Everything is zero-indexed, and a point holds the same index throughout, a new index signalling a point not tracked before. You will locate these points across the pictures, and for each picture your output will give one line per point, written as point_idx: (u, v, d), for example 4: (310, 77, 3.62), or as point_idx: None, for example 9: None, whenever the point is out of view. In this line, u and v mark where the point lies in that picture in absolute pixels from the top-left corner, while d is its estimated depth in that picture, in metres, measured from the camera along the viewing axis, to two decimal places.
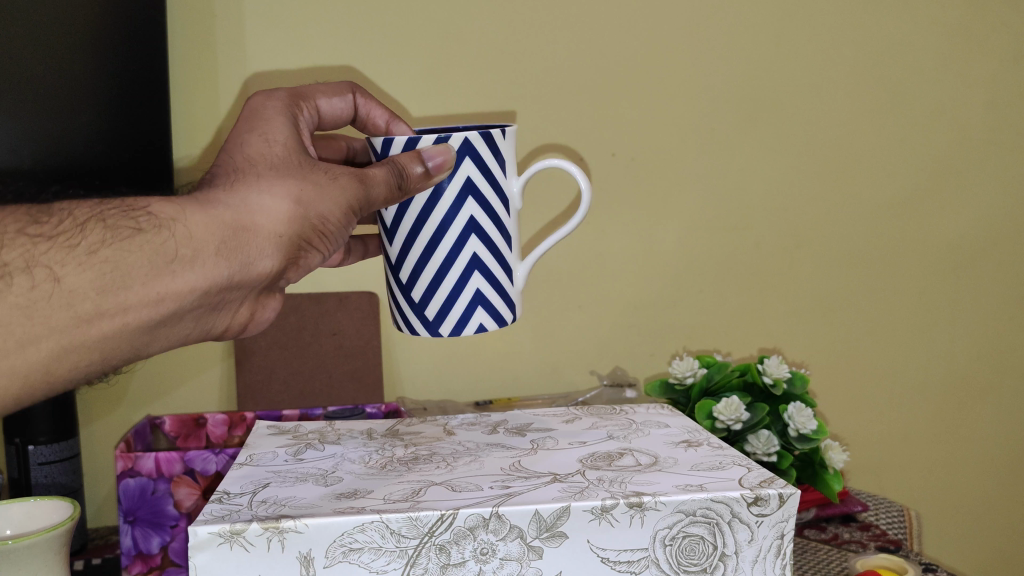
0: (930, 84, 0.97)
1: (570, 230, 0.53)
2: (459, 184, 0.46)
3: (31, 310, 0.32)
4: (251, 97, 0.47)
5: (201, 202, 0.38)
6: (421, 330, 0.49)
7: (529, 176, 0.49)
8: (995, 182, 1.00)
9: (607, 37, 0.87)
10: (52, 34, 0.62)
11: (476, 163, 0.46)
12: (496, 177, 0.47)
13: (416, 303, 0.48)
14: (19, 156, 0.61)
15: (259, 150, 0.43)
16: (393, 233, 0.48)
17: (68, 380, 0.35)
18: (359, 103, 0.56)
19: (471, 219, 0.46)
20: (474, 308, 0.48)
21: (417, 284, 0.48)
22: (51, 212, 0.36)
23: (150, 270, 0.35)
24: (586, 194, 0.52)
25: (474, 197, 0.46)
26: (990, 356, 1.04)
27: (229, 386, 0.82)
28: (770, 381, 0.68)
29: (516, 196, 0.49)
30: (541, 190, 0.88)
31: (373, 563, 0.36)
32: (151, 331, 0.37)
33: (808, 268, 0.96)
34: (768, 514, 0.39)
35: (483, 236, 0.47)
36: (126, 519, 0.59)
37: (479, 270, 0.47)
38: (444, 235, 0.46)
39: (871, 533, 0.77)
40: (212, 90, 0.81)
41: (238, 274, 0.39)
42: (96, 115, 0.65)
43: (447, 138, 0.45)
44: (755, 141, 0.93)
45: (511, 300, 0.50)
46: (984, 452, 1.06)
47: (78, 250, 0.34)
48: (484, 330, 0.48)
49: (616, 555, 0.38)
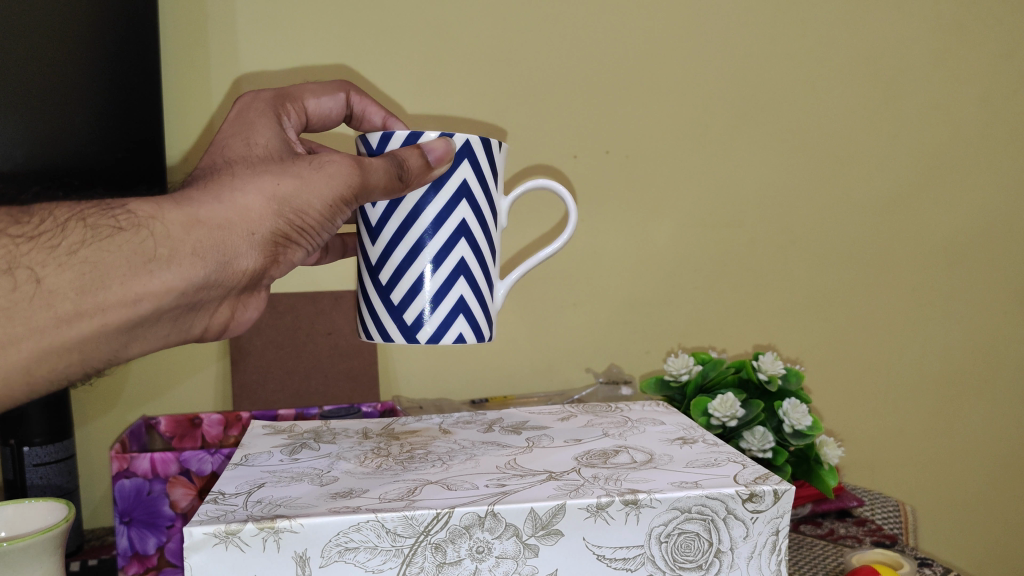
0: (922, 81, 0.97)
1: (557, 249, 0.54)
2: (454, 186, 0.46)
3: (12, 311, 0.33)
4: (235, 101, 0.47)
5: (179, 200, 0.38)
6: (396, 336, 0.48)
7: (519, 194, 0.51)
8: (988, 178, 1.01)
9: (602, 34, 0.87)
10: (44, 33, 0.60)
11: (472, 166, 0.47)
12: (488, 184, 0.48)
13: (394, 305, 0.48)
14: (9, 155, 0.60)
15: (240, 152, 0.43)
16: (378, 232, 0.47)
17: (51, 379, 0.35)
18: (353, 99, 0.57)
19: (462, 223, 0.47)
20: (456, 316, 0.48)
21: (398, 286, 0.47)
22: (32, 213, 0.37)
23: (127, 270, 0.35)
24: (572, 212, 0.52)
25: (467, 200, 0.47)
26: (984, 350, 1.04)
27: (224, 386, 0.82)
28: (766, 377, 0.69)
29: (502, 212, 0.51)
30: (541, 198, 0.88)
31: (369, 562, 0.36)
32: (130, 332, 0.37)
33: (802, 264, 0.97)
34: (762, 510, 0.39)
35: (472, 241, 0.48)
36: (122, 520, 0.59)
37: (464, 277, 0.48)
38: (434, 236, 0.46)
39: (867, 528, 0.77)
40: (203, 87, 0.80)
41: (216, 273, 0.39)
42: (89, 115, 0.63)
43: (450, 136, 0.45)
44: (749, 138, 0.93)
45: (489, 316, 0.51)
46: (978, 448, 1.06)
47: (58, 250, 0.34)
48: (463, 340, 0.48)
49: (612, 552, 0.38)
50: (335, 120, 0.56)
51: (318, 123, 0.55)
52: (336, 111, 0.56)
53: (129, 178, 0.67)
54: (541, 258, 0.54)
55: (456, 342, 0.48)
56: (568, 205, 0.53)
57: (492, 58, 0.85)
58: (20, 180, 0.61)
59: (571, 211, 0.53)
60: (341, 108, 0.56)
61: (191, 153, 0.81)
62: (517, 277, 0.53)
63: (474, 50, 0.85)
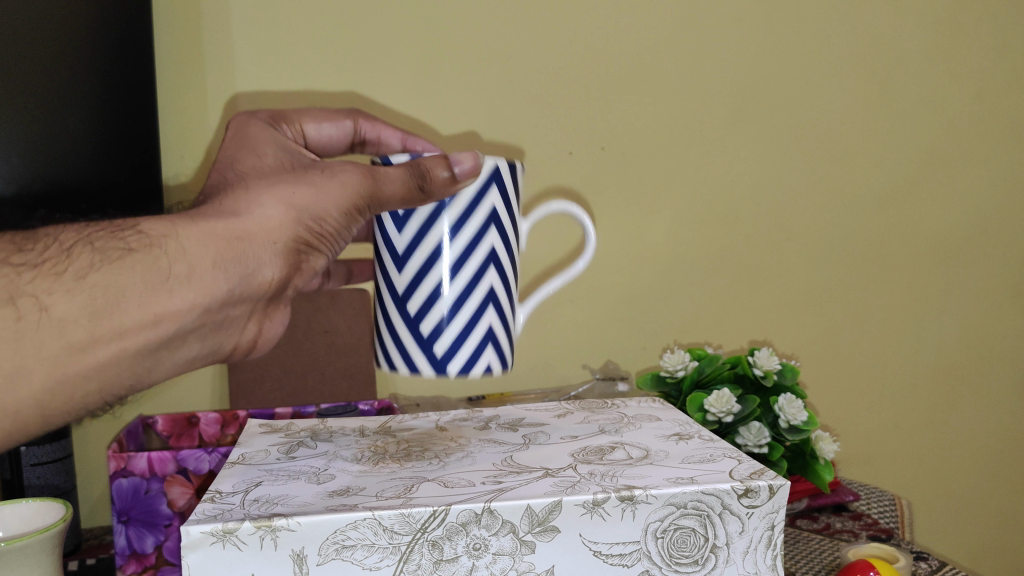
0: (919, 76, 0.98)
1: (575, 276, 0.49)
2: (484, 212, 0.41)
3: (20, 342, 0.29)
4: (232, 116, 0.41)
5: (192, 215, 0.34)
6: (424, 372, 0.42)
7: (541, 215, 0.46)
8: (986, 172, 1.01)
9: (599, 31, 0.88)
10: (44, 36, 0.61)
11: (501, 191, 0.41)
12: (516, 210, 0.43)
13: (423, 338, 0.42)
14: (5, 159, 0.60)
15: (250, 164, 0.38)
16: (403, 260, 0.41)
17: (67, 411, 0.31)
18: (367, 127, 0.48)
19: (492, 249, 0.41)
20: (485, 346, 0.42)
21: (429, 318, 0.41)
22: (35, 238, 0.33)
23: (143, 290, 0.31)
24: (593, 243, 0.47)
25: (496, 226, 0.41)
26: (980, 344, 1.05)
27: (222, 384, 0.82)
28: (761, 373, 0.69)
29: (524, 235, 0.45)
30: (542, 199, 0.88)
31: (366, 560, 0.36)
32: (153, 356, 0.33)
33: (798, 259, 0.97)
34: (757, 506, 0.40)
35: (501, 268, 0.42)
36: (120, 519, 0.59)
37: (493, 305, 0.42)
38: (464, 265, 0.41)
39: (862, 522, 0.78)
40: (199, 87, 0.80)
41: (240, 287, 0.35)
42: (86, 116, 0.64)
43: (479, 157, 0.40)
44: (745, 135, 0.93)
45: (514, 342, 0.45)
46: (975, 441, 1.07)
47: (64, 276, 0.30)
48: (493, 372, 0.43)
49: (608, 548, 0.38)
50: (335, 149, 0.48)
51: (314, 152, 0.47)
52: (337, 138, 0.48)
53: (122, 177, 0.68)
54: (557, 287, 0.48)
55: (486, 374, 0.42)
56: (586, 227, 0.47)
57: (488, 55, 0.85)
58: (18, 183, 0.60)
59: (592, 240, 0.47)
60: (344, 136, 0.48)
61: (187, 151, 0.81)
62: (534, 303, 0.47)
63: (470, 47, 0.85)
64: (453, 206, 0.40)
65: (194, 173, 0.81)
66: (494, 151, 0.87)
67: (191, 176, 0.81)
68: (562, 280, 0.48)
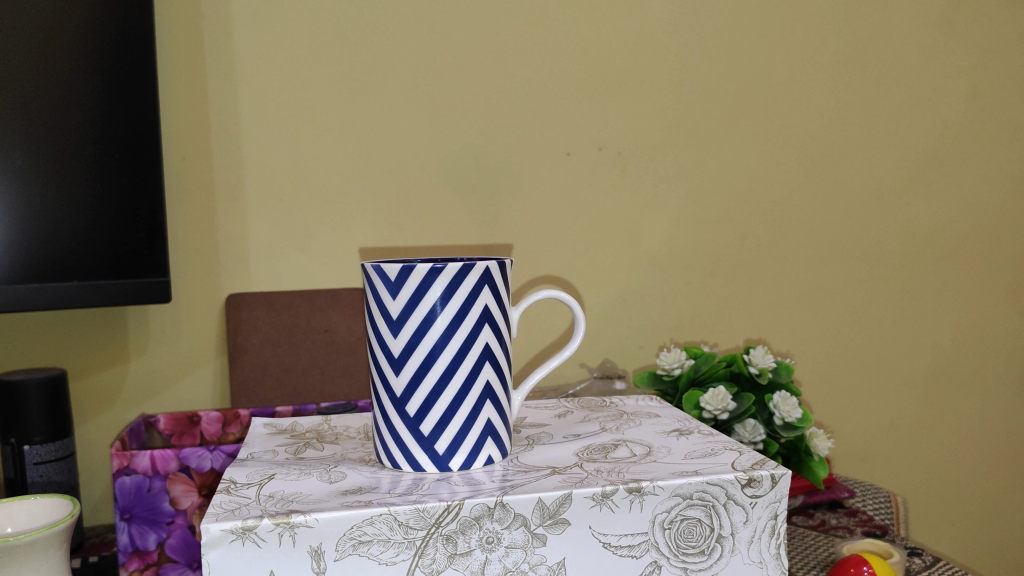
0: (908, 78, 1.00)
1: (560, 363, 0.48)
2: (477, 312, 0.42)
3: None
4: None
5: None
6: (425, 470, 0.43)
7: (530, 304, 0.47)
8: (972, 173, 1.04)
9: (597, 34, 0.89)
10: (41, 60, 0.64)
11: (492, 291, 0.43)
12: (504, 303, 0.45)
13: (423, 437, 0.43)
14: (8, 158, 0.63)
15: None
16: (403, 364, 0.42)
17: None
18: None
19: (485, 347, 0.43)
20: (485, 439, 0.44)
21: (430, 418, 0.42)
22: None
23: None
24: (582, 325, 0.47)
25: (490, 324, 0.43)
26: (970, 340, 1.07)
27: (223, 383, 0.83)
28: (756, 370, 0.70)
29: (514, 325, 0.46)
30: (539, 200, 0.89)
31: (382, 554, 0.37)
32: None
33: (792, 259, 0.98)
34: (761, 495, 0.41)
35: (495, 362, 0.44)
36: (123, 517, 0.59)
37: (490, 399, 0.44)
38: (460, 363, 0.42)
39: (858, 518, 0.79)
40: (198, 85, 0.79)
41: None
42: (79, 133, 0.66)
43: (471, 266, 0.42)
44: (741, 136, 0.94)
45: (512, 427, 0.46)
46: (966, 438, 1.08)
47: None
48: (491, 464, 0.44)
49: (617, 539, 0.39)
50: None
51: None
52: None
53: (126, 176, 0.68)
54: (550, 369, 0.49)
55: (485, 467, 0.44)
56: (577, 314, 0.47)
57: (487, 58, 0.86)
58: (17, 179, 0.63)
59: (581, 322, 0.47)
60: None
61: (186, 152, 0.79)
62: (530, 386, 0.49)
63: (471, 49, 0.85)
64: (447, 311, 0.41)
65: (194, 174, 0.79)
66: (493, 152, 0.87)
67: (190, 177, 0.79)
68: (551, 367, 0.48)
